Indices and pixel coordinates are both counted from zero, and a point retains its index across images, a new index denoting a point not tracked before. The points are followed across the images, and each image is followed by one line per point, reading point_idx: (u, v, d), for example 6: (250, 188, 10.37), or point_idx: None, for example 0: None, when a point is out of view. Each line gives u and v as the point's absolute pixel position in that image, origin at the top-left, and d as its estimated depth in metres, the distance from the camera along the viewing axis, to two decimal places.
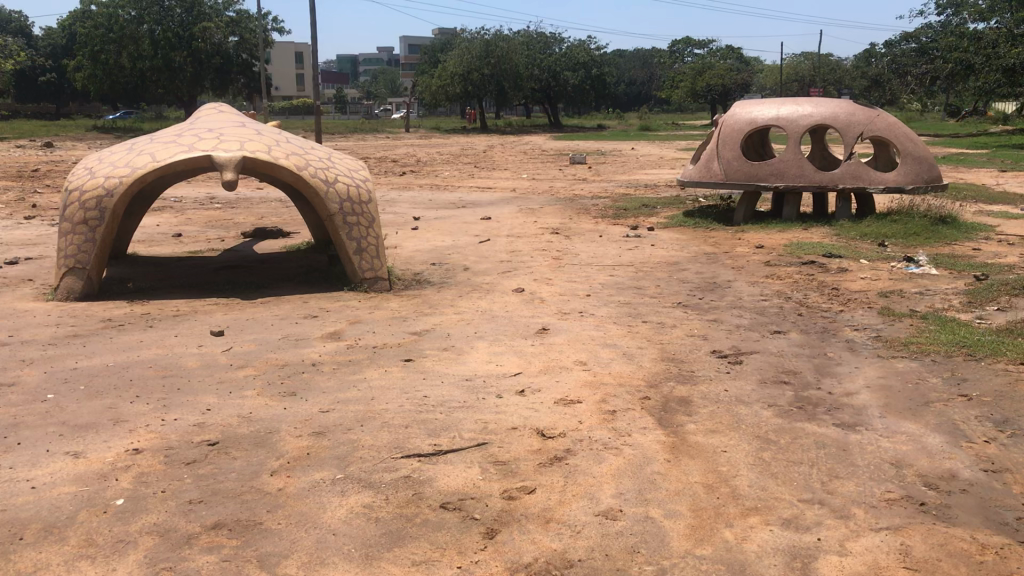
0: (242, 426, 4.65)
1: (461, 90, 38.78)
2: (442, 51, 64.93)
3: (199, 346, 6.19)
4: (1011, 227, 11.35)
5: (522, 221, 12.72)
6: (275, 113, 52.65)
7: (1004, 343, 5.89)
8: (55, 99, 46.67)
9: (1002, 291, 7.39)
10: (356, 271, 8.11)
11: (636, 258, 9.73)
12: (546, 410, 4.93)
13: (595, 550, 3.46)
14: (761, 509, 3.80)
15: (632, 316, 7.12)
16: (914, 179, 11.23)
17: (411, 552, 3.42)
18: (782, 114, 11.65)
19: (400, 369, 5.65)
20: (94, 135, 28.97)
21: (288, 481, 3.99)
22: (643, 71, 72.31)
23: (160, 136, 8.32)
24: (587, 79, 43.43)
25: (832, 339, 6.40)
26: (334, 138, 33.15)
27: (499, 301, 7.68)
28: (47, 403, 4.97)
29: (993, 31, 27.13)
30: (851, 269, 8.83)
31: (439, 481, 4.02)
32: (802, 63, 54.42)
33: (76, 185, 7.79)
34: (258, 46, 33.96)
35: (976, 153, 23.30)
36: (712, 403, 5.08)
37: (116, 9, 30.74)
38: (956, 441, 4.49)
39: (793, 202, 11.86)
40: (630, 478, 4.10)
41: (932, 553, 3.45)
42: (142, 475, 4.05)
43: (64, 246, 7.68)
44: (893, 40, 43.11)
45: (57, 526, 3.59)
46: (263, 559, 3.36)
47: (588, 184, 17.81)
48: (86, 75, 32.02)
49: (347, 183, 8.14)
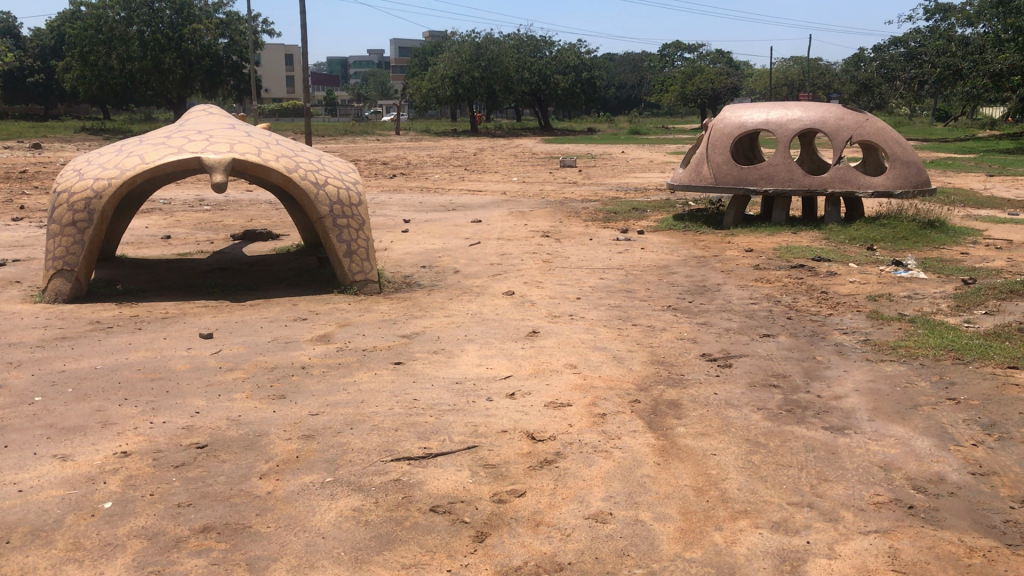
0: (231, 428, 4.64)
1: (451, 92, 38.82)
2: (431, 54, 65.16)
3: (189, 349, 6.17)
4: (999, 231, 11.42)
5: (513, 224, 12.74)
6: (266, 116, 52.41)
7: (991, 347, 5.93)
8: (44, 101, 46.06)
9: (990, 296, 7.44)
10: (345, 273, 8.08)
11: (626, 261, 9.76)
12: (536, 413, 4.93)
13: (585, 554, 3.47)
14: (751, 512, 3.81)
15: (622, 319, 7.13)
16: (903, 183, 11.26)
17: (400, 556, 3.41)
18: (772, 118, 11.68)
19: (389, 372, 5.64)
20: (82, 137, 28.80)
21: (277, 485, 3.98)
22: (633, 74, 72.17)
23: (150, 137, 8.30)
24: (577, 83, 43.49)
25: (821, 343, 6.42)
26: (324, 140, 33.10)
27: (490, 304, 7.69)
28: (35, 405, 4.95)
29: (983, 37, 27.33)
30: (841, 272, 8.87)
31: (429, 484, 4.02)
32: (793, 68, 54.72)
33: (65, 186, 7.74)
34: (247, 47, 33.84)
35: (965, 156, 23.48)
36: (700, 406, 5.08)
37: (105, 9, 30.55)
38: (944, 445, 4.52)
39: (783, 206, 11.90)
40: (620, 481, 4.10)
41: (921, 557, 3.46)
42: (130, 478, 4.02)
43: (52, 247, 7.64)
44: (883, 45, 43.30)
45: (44, 529, 3.57)
46: (251, 562, 3.35)
47: (578, 187, 17.83)
48: (76, 75, 31.75)
49: (337, 184, 8.12)
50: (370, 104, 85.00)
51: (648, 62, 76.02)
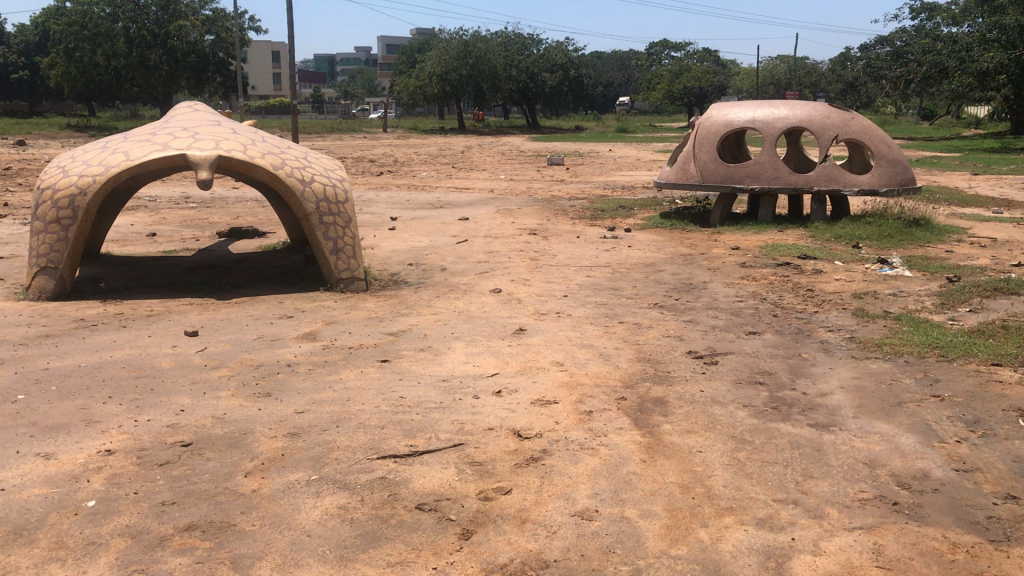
0: (217, 426, 4.62)
1: (438, 90, 38.73)
2: (419, 52, 64.92)
3: (174, 346, 6.14)
4: (984, 229, 11.49)
5: (501, 221, 12.77)
6: (253, 113, 52.52)
7: (975, 344, 5.99)
8: (26, 97, 45.51)
9: (975, 294, 7.49)
10: (332, 271, 8.05)
11: (613, 258, 9.81)
12: (523, 410, 4.93)
13: (571, 551, 3.46)
14: (737, 509, 3.82)
15: (609, 317, 7.16)
16: (889, 181, 11.31)
17: (386, 554, 3.40)
18: (759, 117, 11.71)
19: (376, 369, 5.64)
20: (69, 134, 28.65)
21: (262, 483, 3.96)
22: (620, 73, 72.59)
23: (134, 134, 8.22)
24: (565, 81, 43.58)
25: (807, 340, 6.46)
26: (312, 138, 33.02)
27: (477, 301, 7.70)
28: (17, 404, 4.89)
29: (967, 36, 27.59)
30: (827, 270, 8.92)
31: (416, 482, 4.01)
32: (781, 66, 55.14)
33: (49, 184, 7.67)
34: (235, 45, 33.62)
35: (951, 155, 23.71)
36: (687, 403, 5.11)
37: (90, 6, 30.43)
38: (929, 441, 4.55)
39: (769, 205, 11.94)
40: (606, 478, 4.11)
41: (904, 553, 3.48)
42: (114, 476, 4.00)
43: (35, 244, 7.58)
44: (869, 44, 43.48)
45: (27, 528, 3.54)
46: (236, 561, 3.33)
47: (566, 186, 17.87)
48: (61, 72, 31.31)
49: (323, 182, 8.09)
50: (356, 102, 84.79)
51: (635, 61, 76.46)
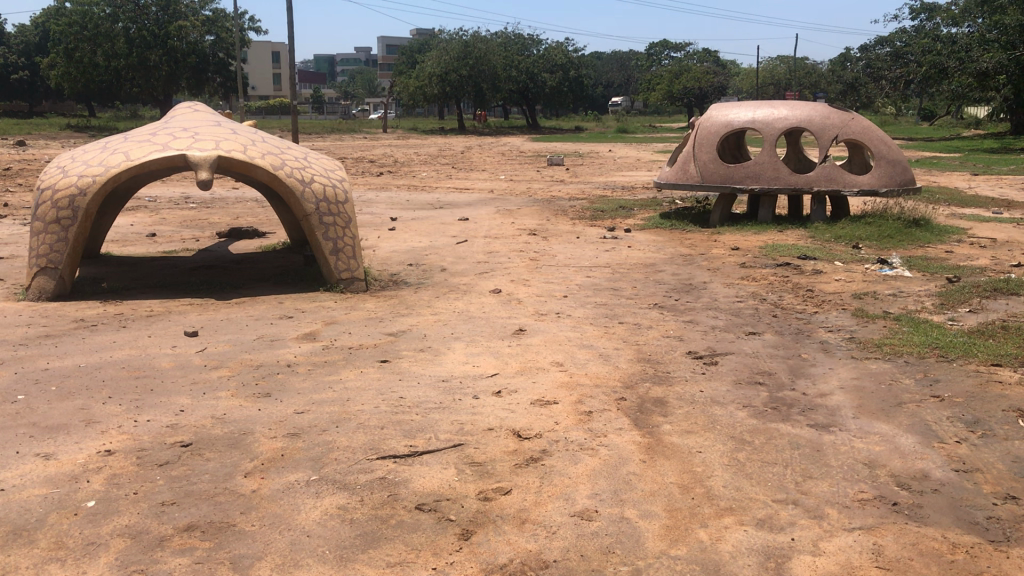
0: (216, 426, 4.62)
1: (438, 90, 38.73)
2: (419, 52, 65.07)
3: (174, 346, 6.14)
4: (983, 229, 11.49)
5: (501, 221, 12.78)
6: (253, 113, 52.56)
7: (975, 344, 5.99)
8: (26, 97, 45.52)
9: (974, 294, 7.49)
10: (332, 271, 8.05)
11: (613, 259, 9.81)
12: (522, 410, 4.94)
13: (571, 551, 3.47)
14: (736, 509, 3.82)
15: (608, 317, 7.16)
16: (888, 182, 11.31)
17: (386, 554, 3.40)
18: (758, 117, 11.71)
19: (376, 370, 5.64)
20: (69, 135, 28.66)
21: (262, 483, 3.96)
22: (620, 74, 72.68)
23: (134, 134, 8.22)
24: (565, 81, 43.62)
25: (806, 340, 6.47)
26: (312, 139, 33.05)
27: (476, 301, 7.70)
28: (17, 404, 4.90)
29: (966, 36, 27.62)
30: (827, 270, 8.92)
31: (415, 482, 4.01)
32: (781, 66, 55.21)
33: (49, 184, 7.67)
34: (235, 46, 33.64)
35: (951, 155, 23.73)
36: (687, 403, 5.11)
37: (90, 7, 30.46)
38: (928, 441, 4.55)
39: (769, 205, 11.94)
40: (606, 478, 4.11)
41: (904, 553, 3.48)
42: (114, 476, 4.00)
43: (35, 245, 7.58)
44: (869, 45, 43.51)
45: (27, 528, 3.54)
46: (235, 561, 3.33)
47: (566, 186, 17.88)
48: (61, 72, 31.30)
49: (323, 182, 8.10)
50: (356, 102, 84.86)
51: (635, 62, 76.57)
